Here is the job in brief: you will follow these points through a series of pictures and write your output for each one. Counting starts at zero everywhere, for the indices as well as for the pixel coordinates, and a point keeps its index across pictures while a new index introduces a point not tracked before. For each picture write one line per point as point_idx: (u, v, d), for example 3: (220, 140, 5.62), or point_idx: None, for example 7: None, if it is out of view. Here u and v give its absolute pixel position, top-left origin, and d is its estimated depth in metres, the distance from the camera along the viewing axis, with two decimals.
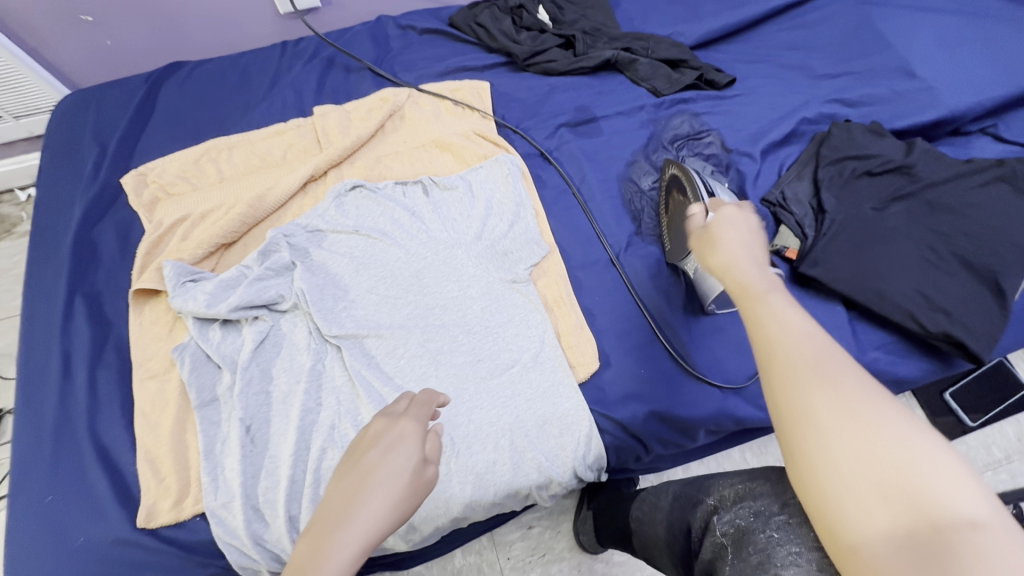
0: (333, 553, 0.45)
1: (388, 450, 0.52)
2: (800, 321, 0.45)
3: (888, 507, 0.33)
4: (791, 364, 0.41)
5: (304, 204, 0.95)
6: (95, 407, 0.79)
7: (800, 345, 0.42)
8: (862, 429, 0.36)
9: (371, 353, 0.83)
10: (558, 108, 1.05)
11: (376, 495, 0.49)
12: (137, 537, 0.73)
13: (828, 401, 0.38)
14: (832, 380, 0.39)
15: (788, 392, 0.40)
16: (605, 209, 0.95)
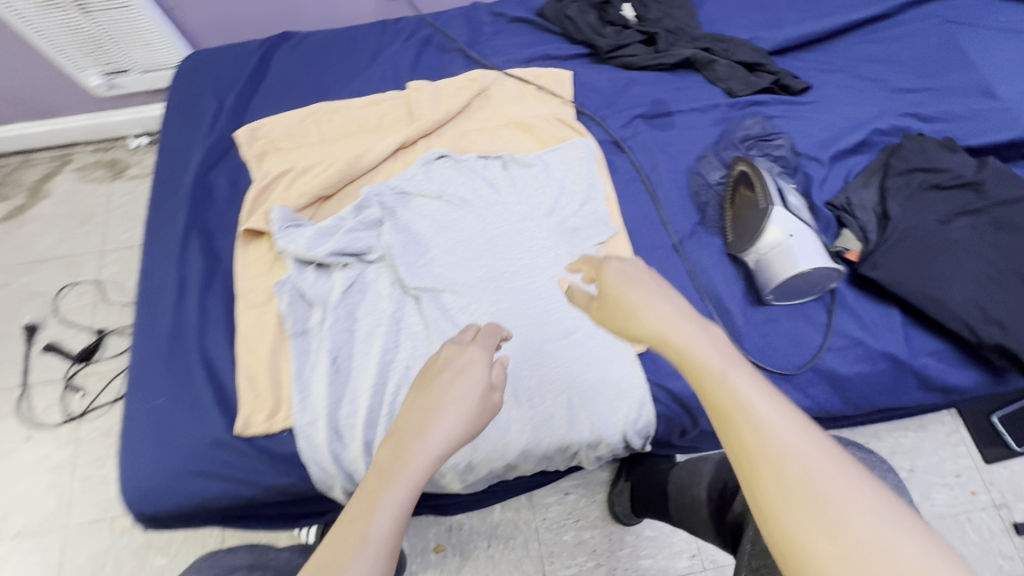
0: (398, 480, 0.50)
1: (463, 370, 0.58)
2: (768, 416, 0.40)
3: None
4: (774, 484, 0.37)
5: (394, 168, 1.04)
6: (204, 327, 0.90)
7: (777, 453, 0.38)
8: (868, 560, 0.33)
9: (445, 306, 0.91)
10: (635, 100, 1.11)
11: (453, 406, 0.54)
12: (233, 441, 0.82)
13: (822, 535, 0.35)
14: (818, 502, 0.36)
15: (776, 518, 0.37)
16: (672, 198, 1.01)
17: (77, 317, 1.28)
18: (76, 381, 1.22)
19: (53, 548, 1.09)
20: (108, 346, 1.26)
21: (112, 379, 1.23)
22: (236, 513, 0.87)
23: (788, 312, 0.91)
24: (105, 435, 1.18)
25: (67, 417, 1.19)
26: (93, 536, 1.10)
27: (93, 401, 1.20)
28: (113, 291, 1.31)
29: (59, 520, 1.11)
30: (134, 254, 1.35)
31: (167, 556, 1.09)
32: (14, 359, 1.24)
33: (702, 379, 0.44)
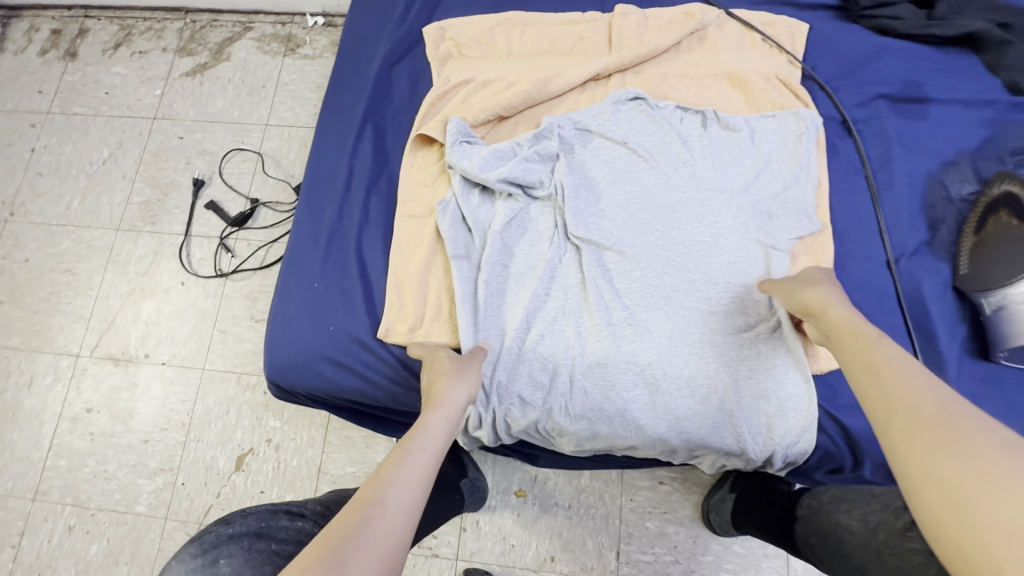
0: (422, 429, 0.63)
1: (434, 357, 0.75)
2: (911, 368, 0.53)
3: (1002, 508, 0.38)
4: (910, 417, 0.48)
5: (579, 100, 0.95)
6: (363, 225, 0.90)
7: (917, 398, 0.49)
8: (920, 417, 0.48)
9: (605, 266, 0.83)
10: (882, 75, 0.91)
11: (453, 380, 0.71)
12: (373, 343, 0.83)
13: (948, 456, 0.43)
14: (942, 435, 0.45)
15: (900, 452, 0.47)
16: (899, 206, 0.84)
17: (238, 183, 1.36)
18: (229, 242, 1.31)
19: (190, 383, 1.22)
20: (259, 217, 1.32)
21: (258, 248, 1.30)
22: (360, 407, 0.90)
23: (1015, 375, 0.74)
24: (245, 298, 1.26)
25: (217, 272, 1.28)
26: (222, 384, 1.21)
27: (240, 264, 1.28)
28: (271, 166, 1.36)
29: (198, 361, 1.23)
30: (293, 133, 1.38)
31: (278, 421, 1.18)
32: (182, 208, 1.35)
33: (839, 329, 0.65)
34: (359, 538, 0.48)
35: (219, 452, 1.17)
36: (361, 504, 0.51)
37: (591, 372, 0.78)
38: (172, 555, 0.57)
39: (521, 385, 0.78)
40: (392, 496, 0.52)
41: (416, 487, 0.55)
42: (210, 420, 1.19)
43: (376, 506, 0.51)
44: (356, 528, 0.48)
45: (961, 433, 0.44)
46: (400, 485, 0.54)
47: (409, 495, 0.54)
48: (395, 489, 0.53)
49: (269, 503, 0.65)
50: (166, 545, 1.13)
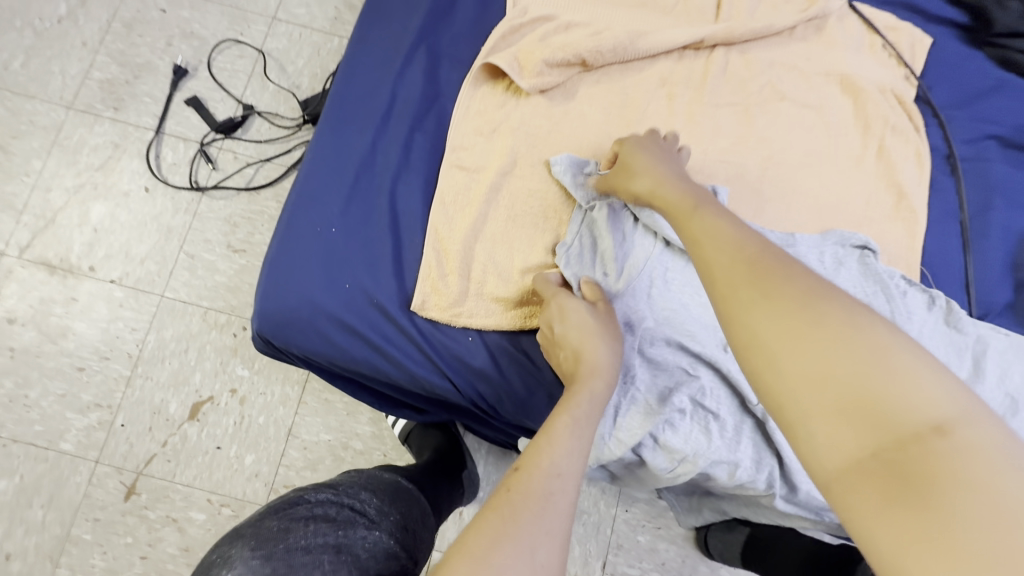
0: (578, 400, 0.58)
1: (567, 316, 0.65)
2: (740, 231, 0.47)
3: (852, 426, 0.32)
4: (736, 280, 0.42)
5: (674, 69, 0.81)
6: (401, 170, 0.74)
7: (742, 254, 0.44)
8: (819, 341, 0.36)
9: (760, 417, 0.69)
10: (1001, 113, 0.82)
11: (596, 337, 0.63)
12: (399, 315, 0.70)
13: (796, 350, 0.36)
14: (824, 322, 0.36)
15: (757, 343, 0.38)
16: (991, 260, 0.78)
17: (230, 83, 1.13)
18: (211, 151, 1.10)
19: (143, 310, 1.03)
20: (251, 128, 1.11)
21: (246, 165, 1.09)
22: (363, 380, 0.77)
23: None
24: (223, 221, 1.07)
25: (192, 185, 1.08)
26: (183, 318, 1.03)
27: (222, 181, 1.08)
28: (273, 70, 1.14)
29: (157, 286, 1.04)
30: (305, 35, 1.15)
31: (248, 370, 1.02)
32: (154, 98, 1.12)
33: (678, 209, 0.55)
34: (545, 516, 0.44)
35: (170, 395, 1.01)
36: (537, 470, 0.48)
37: (685, 461, 0.68)
38: (226, 561, 0.44)
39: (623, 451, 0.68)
40: (566, 468, 0.49)
41: (578, 458, 0.51)
42: (164, 356, 1.02)
43: (554, 478, 0.48)
44: (541, 502, 0.45)
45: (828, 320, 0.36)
46: (573, 457, 0.51)
47: (573, 468, 0.50)
48: (567, 461, 0.50)
49: (332, 496, 0.55)
50: (95, 491, 0.97)
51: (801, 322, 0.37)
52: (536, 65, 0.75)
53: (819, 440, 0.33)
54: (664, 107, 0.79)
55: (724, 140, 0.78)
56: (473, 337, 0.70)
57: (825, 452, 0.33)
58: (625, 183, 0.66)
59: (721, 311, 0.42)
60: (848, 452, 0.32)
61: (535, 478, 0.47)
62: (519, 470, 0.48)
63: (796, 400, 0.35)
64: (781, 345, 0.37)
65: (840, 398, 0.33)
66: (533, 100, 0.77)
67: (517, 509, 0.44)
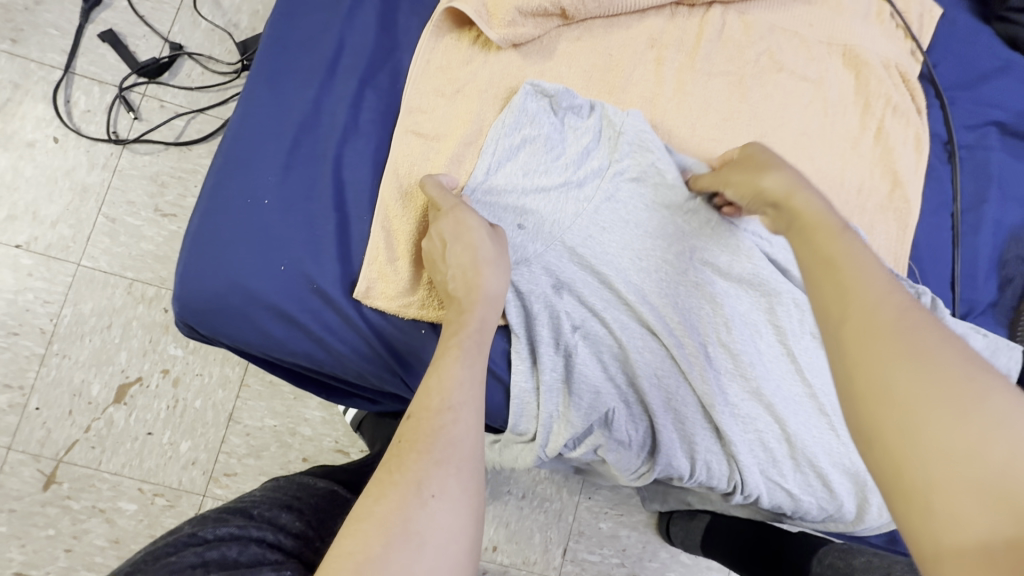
0: (475, 330, 0.56)
1: (467, 240, 0.57)
2: (885, 275, 0.41)
3: (980, 509, 0.30)
4: (873, 320, 0.38)
5: (666, 28, 0.71)
6: (349, 131, 0.64)
7: (886, 299, 0.39)
8: (967, 417, 0.33)
9: (712, 403, 0.63)
10: (1004, 97, 0.77)
11: (489, 265, 0.57)
12: (343, 303, 0.61)
13: (941, 417, 0.33)
14: (968, 395, 0.33)
15: (886, 392, 0.35)
16: (979, 255, 0.74)
17: (153, 16, 0.97)
18: (132, 97, 0.95)
19: (57, 280, 0.91)
20: (180, 72, 0.96)
21: (175, 116, 0.95)
22: (308, 372, 0.68)
23: None
24: (149, 180, 0.94)
25: (110, 136, 0.94)
26: (104, 290, 0.92)
27: (146, 133, 0.94)
28: (206, 3, 0.98)
29: (73, 253, 0.92)
30: None
31: (181, 349, 0.92)
32: (61, 30, 0.95)
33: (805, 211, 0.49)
34: (436, 451, 0.47)
35: (91, 376, 0.90)
36: (428, 414, 0.49)
37: (645, 456, 0.65)
38: None
39: (567, 436, 0.64)
40: (460, 399, 0.50)
41: (472, 384, 0.52)
42: (83, 333, 0.91)
43: (446, 413, 0.49)
44: (430, 443, 0.47)
45: (978, 398, 0.33)
46: (468, 386, 0.51)
47: (465, 401, 0.50)
48: (460, 392, 0.51)
49: (236, 526, 0.49)
50: (8, 480, 0.88)
51: (948, 390, 0.34)
52: (508, 13, 0.64)
53: (945, 515, 0.31)
54: (651, 72, 0.70)
55: (717, 115, 0.70)
56: (426, 330, 0.62)
57: (946, 529, 0.31)
58: (752, 178, 0.55)
59: (843, 353, 0.38)
60: (976, 536, 0.30)
61: (428, 427, 0.48)
62: (412, 419, 0.49)
63: (920, 463, 0.32)
64: (919, 408, 0.34)
65: (972, 478, 0.31)
66: (503, 55, 0.67)
67: (405, 459, 0.46)
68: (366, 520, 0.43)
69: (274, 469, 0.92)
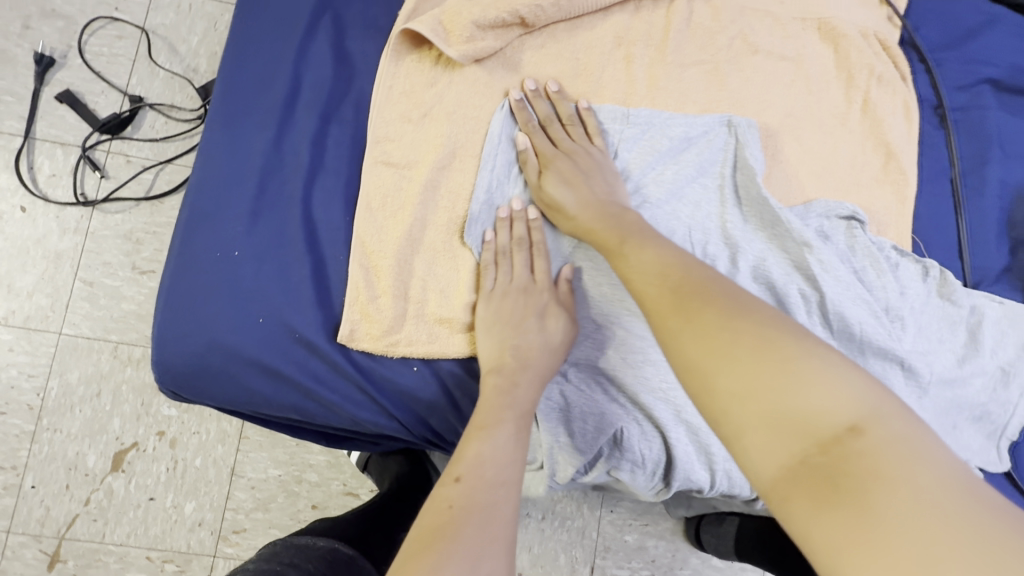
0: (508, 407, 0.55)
1: (547, 326, 0.59)
2: (664, 253, 0.51)
3: (777, 437, 0.34)
4: (661, 298, 0.46)
5: (631, 24, 0.68)
6: (315, 170, 0.61)
7: (669, 277, 0.47)
8: (748, 355, 0.38)
9: None
10: (991, 53, 0.74)
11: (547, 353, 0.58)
12: (327, 350, 0.58)
13: (727, 364, 0.38)
14: (740, 335, 0.39)
15: (687, 357, 0.40)
16: (988, 221, 0.71)
17: (110, 71, 0.95)
18: (97, 156, 0.92)
19: (40, 352, 0.88)
20: (143, 125, 0.94)
21: (142, 170, 0.93)
22: (301, 424, 0.65)
23: None
24: (123, 239, 0.91)
25: (79, 198, 0.91)
26: (89, 357, 0.89)
27: (115, 191, 0.92)
28: (162, 51, 0.96)
29: (53, 323, 0.89)
30: (197, 7, 0.97)
31: (174, 408, 0.89)
32: (17, 96, 0.92)
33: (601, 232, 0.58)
34: (486, 525, 0.46)
35: (86, 447, 0.87)
36: (480, 483, 0.49)
37: (661, 474, 0.62)
38: None
39: (578, 463, 0.62)
40: (510, 475, 0.51)
41: (518, 461, 0.52)
42: (72, 403, 0.88)
43: (498, 488, 0.49)
44: (480, 516, 0.46)
45: (746, 335, 0.39)
46: (514, 463, 0.52)
47: (505, 476, 0.50)
48: (512, 469, 0.51)
49: None
50: (11, 565, 0.85)
51: (728, 338, 0.39)
52: (465, 28, 0.62)
53: (755, 454, 0.35)
54: (621, 73, 0.67)
55: (690, 107, 0.68)
56: (418, 367, 0.59)
57: (759, 465, 0.35)
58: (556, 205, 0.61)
59: (653, 331, 0.44)
60: (779, 461, 0.34)
61: (482, 496, 0.48)
62: (461, 481, 0.49)
63: (737, 415, 0.36)
64: (716, 364, 0.38)
65: (769, 412, 0.35)
66: (467, 72, 0.64)
67: (457, 525, 0.45)
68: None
69: (283, 520, 0.89)
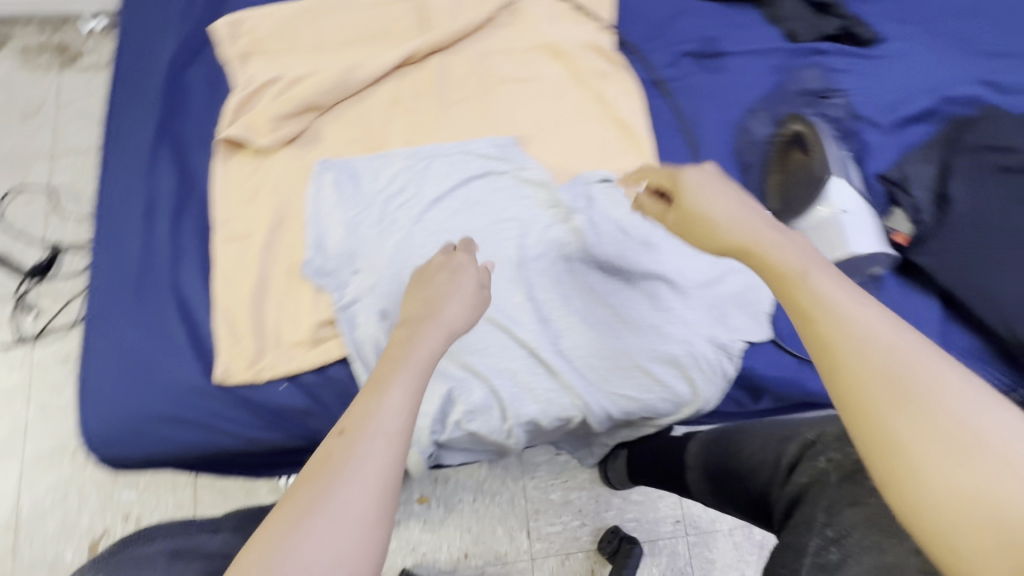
0: (415, 350, 0.58)
1: (455, 275, 0.68)
2: (847, 298, 0.47)
3: (978, 528, 0.36)
4: (844, 356, 0.43)
5: (400, 85, 0.88)
6: (178, 259, 0.79)
7: (854, 329, 0.44)
8: (944, 438, 0.38)
9: (532, 349, 0.77)
10: (685, 34, 0.95)
11: (451, 303, 0.65)
12: (211, 390, 0.74)
13: (928, 446, 0.38)
14: (927, 414, 0.39)
15: (880, 431, 0.40)
16: (715, 154, 0.89)
17: (28, 229, 1.13)
18: (29, 299, 1.10)
19: (9, 475, 1.02)
20: (64, 264, 1.12)
21: (70, 300, 1.10)
22: (211, 464, 0.78)
23: None
24: (63, 361, 1.07)
25: (20, 338, 1.08)
26: (53, 466, 1.03)
27: (50, 324, 1.09)
28: (69, 201, 1.15)
29: (16, 447, 1.03)
30: (92, 159, 1.18)
31: (134, 491, 1.03)
32: None
33: (777, 268, 0.52)
34: (357, 466, 0.46)
35: (63, 545, 1.00)
36: (361, 435, 0.48)
37: (503, 417, 0.76)
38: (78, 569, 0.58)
39: (430, 421, 0.74)
40: (389, 425, 0.50)
41: (408, 412, 0.51)
42: (44, 512, 1.01)
43: (373, 438, 0.48)
44: (353, 463, 0.47)
45: (935, 418, 0.39)
46: (397, 403, 0.51)
47: (388, 427, 0.49)
48: (390, 419, 0.50)
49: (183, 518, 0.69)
50: None
51: (915, 417, 0.39)
52: (268, 122, 0.82)
53: (947, 538, 0.36)
54: (401, 122, 0.87)
55: (463, 136, 0.87)
56: (285, 385, 0.74)
57: (954, 550, 0.36)
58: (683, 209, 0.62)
59: (840, 396, 0.43)
60: (968, 543, 0.36)
61: (356, 447, 0.48)
62: (344, 433, 0.49)
63: (937, 509, 0.37)
64: (919, 447, 0.38)
65: (967, 503, 0.36)
66: (281, 154, 0.84)
67: (327, 471, 0.46)
68: (266, 538, 0.43)
69: None
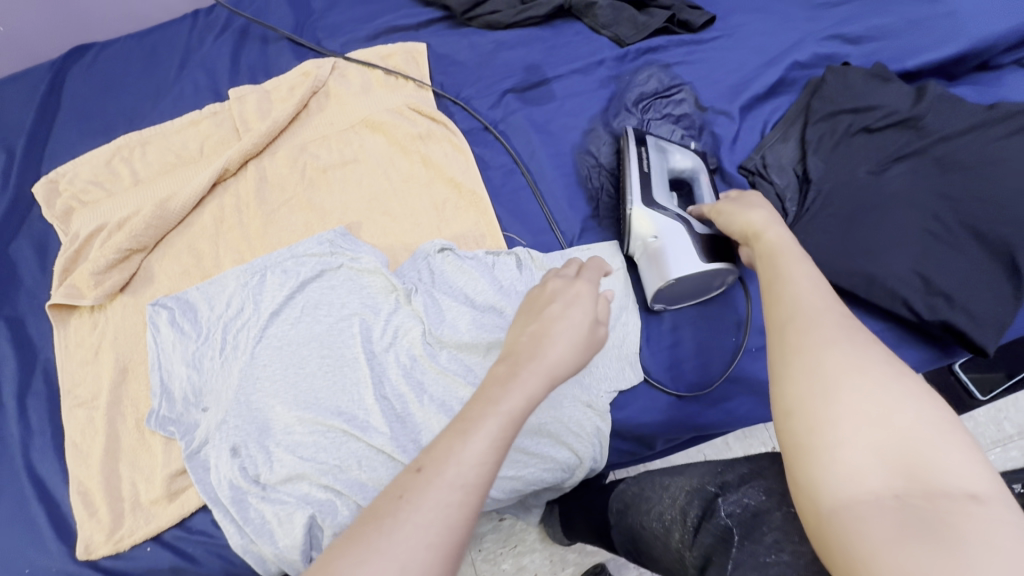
0: (533, 362, 0.49)
1: (570, 312, 0.54)
2: (816, 280, 0.50)
3: (879, 466, 0.37)
4: (800, 313, 0.47)
5: (223, 202, 0.86)
6: (29, 438, 0.77)
7: (814, 298, 0.48)
8: (868, 389, 0.40)
9: (389, 453, 0.71)
10: (505, 70, 0.91)
11: (562, 342, 0.51)
12: (78, 569, 0.71)
13: (856, 391, 0.40)
14: (865, 366, 0.41)
15: (817, 369, 0.42)
16: (557, 189, 0.84)
17: None
18: None
19: None
20: None
21: None
22: None
23: (697, 315, 0.78)
24: None
25: None
26: None
27: None
28: None
29: None
30: None
31: None
32: None
33: (774, 252, 0.55)
34: (422, 521, 0.38)
35: None
36: (438, 482, 0.40)
37: None
38: None
39: (301, 553, 0.68)
40: (466, 475, 0.41)
41: (484, 469, 0.41)
42: None
43: (449, 486, 0.40)
44: (413, 520, 0.38)
45: (869, 374, 0.41)
46: (479, 444, 0.42)
47: (470, 479, 0.41)
48: (468, 467, 0.41)
49: None
50: None
51: (851, 369, 0.41)
52: (88, 280, 0.80)
53: (846, 474, 0.37)
54: (230, 241, 0.85)
55: (294, 239, 0.84)
56: (151, 546, 0.72)
57: (853, 484, 0.37)
58: (736, 210, 0.63)
59: (788, 340, 0.45)
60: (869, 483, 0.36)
61: (428, 494, 0.39)
62: (420, 472, 0.41)
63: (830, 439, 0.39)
64: (848, 389, 0.40)
65: (877, 445, 0.38)
66: (116, 304, 0.82)
67: (386, 522, 0.38)
68: None
69: None
